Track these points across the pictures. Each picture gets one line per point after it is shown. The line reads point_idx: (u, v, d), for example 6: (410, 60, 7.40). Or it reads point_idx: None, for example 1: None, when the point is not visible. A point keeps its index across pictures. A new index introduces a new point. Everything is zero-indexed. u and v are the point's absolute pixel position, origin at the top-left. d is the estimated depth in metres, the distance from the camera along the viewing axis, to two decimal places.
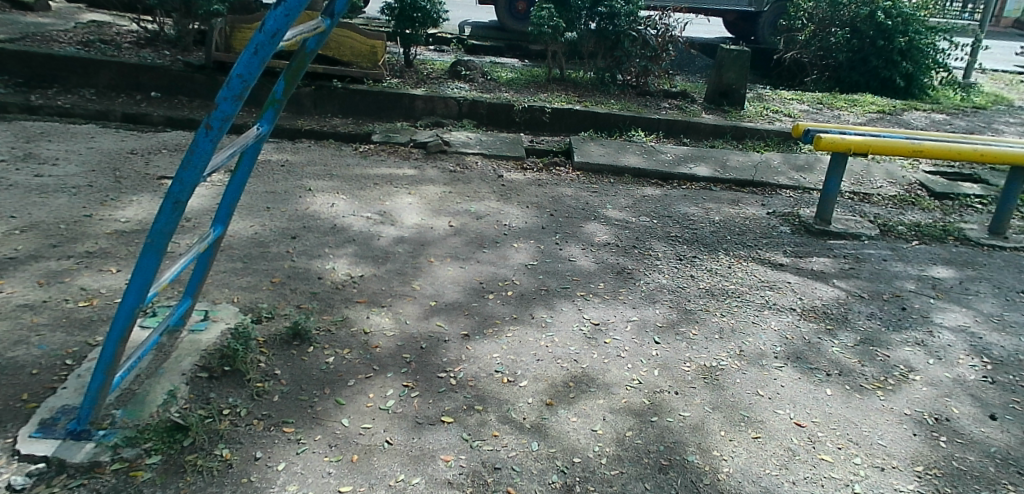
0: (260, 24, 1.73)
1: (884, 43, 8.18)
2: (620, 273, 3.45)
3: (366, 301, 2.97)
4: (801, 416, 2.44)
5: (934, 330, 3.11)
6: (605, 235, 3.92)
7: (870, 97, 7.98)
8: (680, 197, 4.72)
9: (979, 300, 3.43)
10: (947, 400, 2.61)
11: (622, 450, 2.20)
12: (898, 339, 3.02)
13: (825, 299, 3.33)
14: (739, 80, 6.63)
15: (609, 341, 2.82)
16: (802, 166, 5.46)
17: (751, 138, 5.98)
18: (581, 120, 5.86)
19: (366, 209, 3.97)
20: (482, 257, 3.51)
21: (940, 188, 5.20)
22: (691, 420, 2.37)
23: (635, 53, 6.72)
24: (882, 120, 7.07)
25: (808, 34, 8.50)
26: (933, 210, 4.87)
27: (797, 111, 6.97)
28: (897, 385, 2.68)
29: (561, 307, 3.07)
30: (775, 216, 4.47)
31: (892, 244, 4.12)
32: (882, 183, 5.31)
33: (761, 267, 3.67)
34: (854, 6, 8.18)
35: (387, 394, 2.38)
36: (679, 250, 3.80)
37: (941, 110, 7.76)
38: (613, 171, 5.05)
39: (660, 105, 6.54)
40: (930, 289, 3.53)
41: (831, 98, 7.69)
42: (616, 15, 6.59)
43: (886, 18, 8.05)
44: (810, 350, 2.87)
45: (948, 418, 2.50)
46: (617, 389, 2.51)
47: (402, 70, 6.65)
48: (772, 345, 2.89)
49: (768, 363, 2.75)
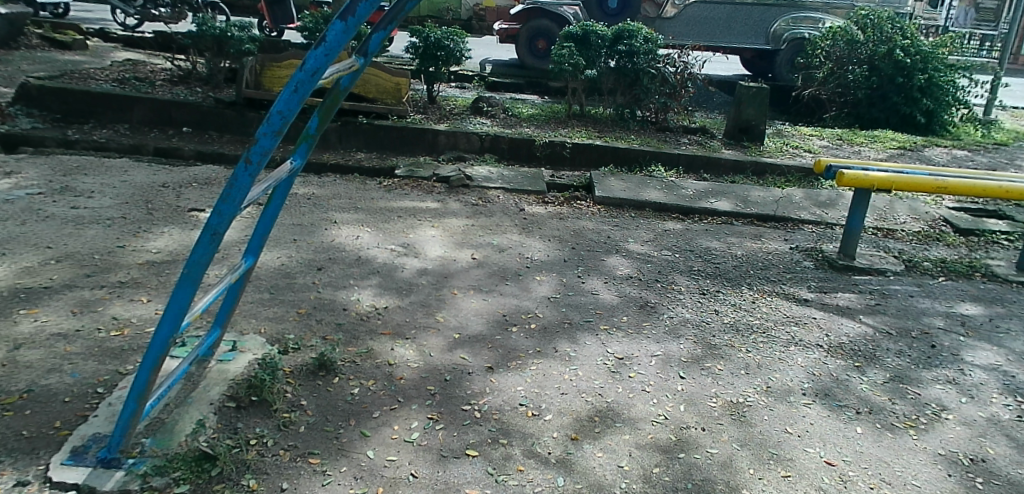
0: (301, 63, 1.79)
1: (903, 81, 8.23)
2: (643, 306, 3.44)
3: (390, 332, 2.98)
4: (832, 455, 2.40)
5: (964, 368, 3.06)
6: (627, 269, 3.92)
7: (890, 133, 7.98)
8: (702, 231, 4.71)
9: (1010, 338, 3.38)
10: (981, 440, 2.55)
11: (649, 487, 2.17)
12: (928, 377, 2.97)
13: (851, 336, 3.28)
14: (758, 116, 6.65)
15: (634, 375, 2.80)
16: (825, 202, 5.43)
17: (771, 174, 5.98)
18: (601, 155, 5.91)
19: (390, 241, 4.01)
20: (506, 289, 3.52)
21: (964, 224, 5.15)
22: (719, 457, 2.34)
23: (654, 90, 6.77)
24: (903, 156, 7.06)
25: (826, 71, 8.54)
26: (958, 246, 4.83)
27: (817, 147, 6.99)
28: (928, 424, 2.63)
29: (585, 341, 3.05)
30: (798, 250, 4.46)
31: (918, 280, 4.07)
32: (905, 219, 5.28)
33: (786, 302, 3.65)
34: (871, 45, 8.30)
35: (411, 426, 2.38)
36: (703, 284, 3.78)
37: (962, 147, 7.72)
38: (635, 205, 5.06)
39: (680, 140, 6.57)
40: (959, 326, 3.48)
41: (851, 134, 7.70)
42: (635, 53, 6.72)
43: (905, 56, 8.14)
44: (838, 387, 2.84)
45: (982, 459, 2.44)
46: (643, 425, 2.49)
47: (424, 106, 6.77)
48: (800, 381, 2.86)
49: (796, 400, 2.72)
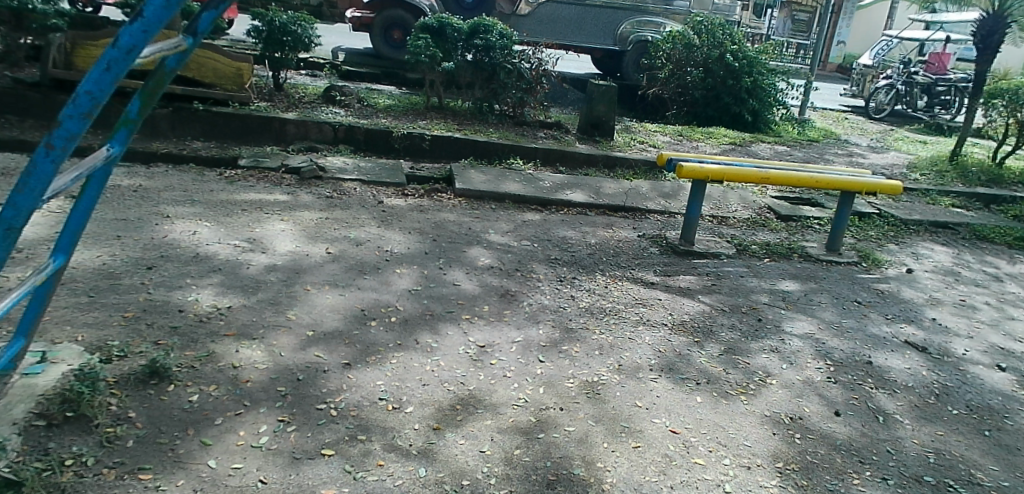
0: (113, 39, 1.61)
1: (733, 83, 9.03)
2: (504, 295, 3.52)
3: (235, 334, 2.84)
4: (676, 424, 2.60)
5: (785, 337, 3.42)
6: (488, 259, 3.99)
7: (723, 130, 8.71)
8: (559, 222, 4.90)
9: (822, 309, 3.83)
10: (799, 401, 2.88)
11: (511, 469, 2.25)
12: (756, 347, 3.30)
13: (692, 314, 3.57)
14: (607, 112, 6.99)
15: (495, 362, 2.87)
16: (669, 193, 5.83)
17: (621, 167, 6.32)
18: (458, 148, 5.95)
19: (234, 237, 3.81)
20: (363, 283, 3.46)
21: (785, 211, 5.74)
22: (576, 434, 2.46)
23: (511, 85, 6.92)
24: (735, 151, 7.72)
25: (667, 72, 9.23)
26: (780, 231, 5.37)
27: (661, 143, 7.47)
28: (757, 390, 2.91)
29: (446, 331, 3.08)
30: (645, 238, 4.76)
31: (747, 262, 4.49)
32: (737, 208, 5.79)
33: (635, 285, 3.89)
34: (705, 49, 9.00)
35: (260, 430, 2.29)
36: (560, 272, 3.94)
37: (783, 144, 8.58)
38: (494, 197, 5.16)
39: (536, 134, 6.77)
40: (781, 301, 3.88)
41: (690, 131, 8.31)
42: (491, 48, 6.84)
43: (733, 60, 8.94)
44: (681, 362, 3.07)
45: (800, 417, 2.75)
46: (505, 409, 2.56)
47: (271, 94, 6.46)
48: (647, 358, 3.06)
49: (645, 375, 2.91)
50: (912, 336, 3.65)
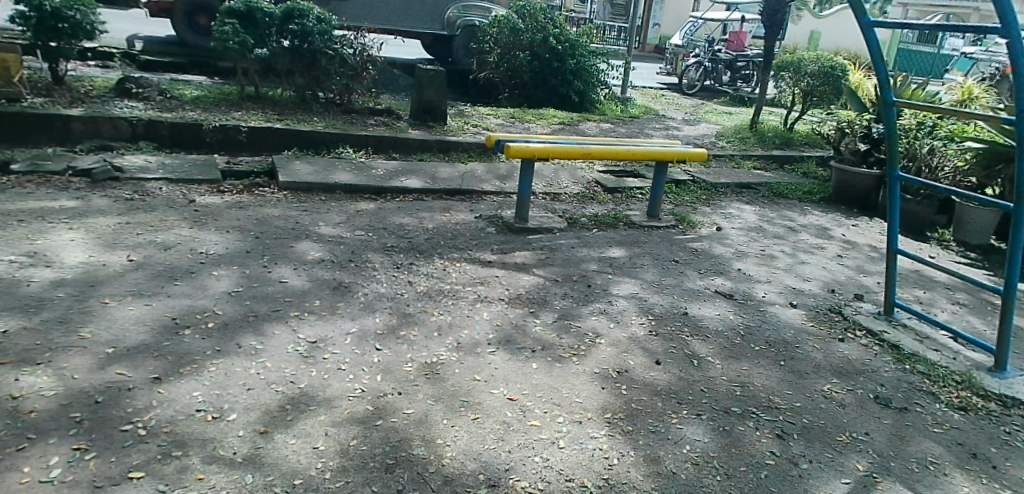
0: None
1: (559, 65, 9.35)
2: (336, 288, 3.41)
3: (13, 361, 2.53)
4: (513, 392, 2.67)
5: (612, 300, 3.63)
6: (318, 252, 3.85)
7: (552, 110, 9.02)
8: (395, 209, 4.83)
9: (644, 271, 4.10)
10: (626, 355, 3.07)
11: (347, 460, 2.19)
12: (587, 311, 3.47)
13: (527, 287, 3.67)
14: (437, 96, 6.98)
15: (328, 356, 2.79)
16: (503, 174, 5.94)
17: (455, 150, 6.34)
18: (279, 139, 5.68)
19: (11, 252, 3.38)
20: (174, 290, 3.21)
21: (611, 183, 6.06)
22: (414, 415, 2.45)
23: (334, 72, 6.71)
24: (564, 130, 8.03)
25: (496, 56, 9.38)
26: (607, 202, 5.67)
27: (493, 125, 7.60)
28: (588, 350, 3.07)
29: (273, 331, 2.94)
30: (482, 218, 4.83)
31: (578, 234, 4.70)
32: (567, 183, 6.02)
33: (472, 265, 3.93)
34: (529, 33, 9.23)
35: (50, 462, 2.06)
36: (395, 259, 3.89)
37: (607, 121, 9.03)
38: (323, 188, 4.98)
39: (366, 122, 6.61)
40: (609, 266, 4.11)
41: (521, 113, 8.51)
42: (309, 34, 6.56)
43: (557, 43, 9.29)
44: (517, 333, 3.15)
45: (627, 370, 2.94)
46: (339, 402, 2.49)
47: (49, 89, 5.77)
48: (485, 333, 3.11)
49: (482, 350, 2.96)
50: (721, 287, 4.02)
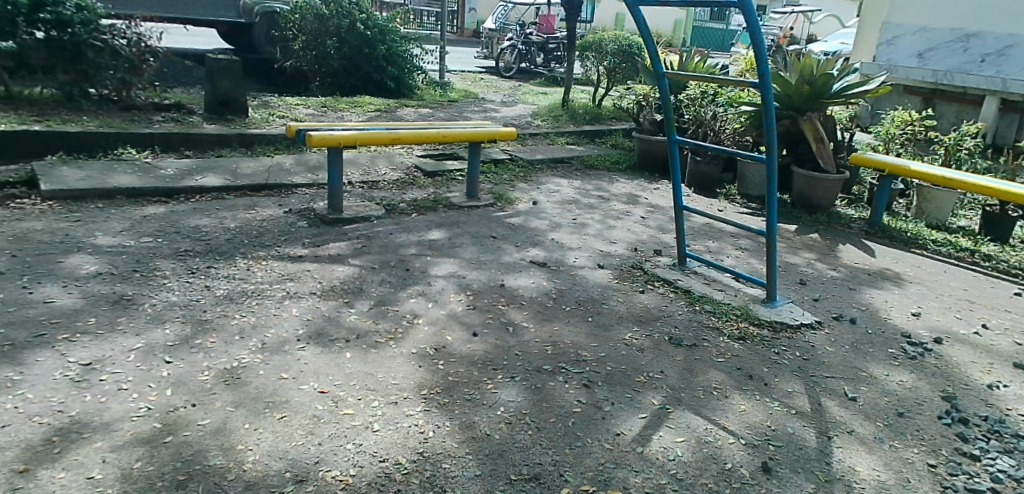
0: None
1: (370, 51, 9.13)
2: (117, 302, 3.09)
3: None
4: (324, 384, 2.58)
5: (430, 281, 3.63)
6: (95, 266, 3.46)
7: (367, 97, 8.81)
8: (189, 211, 4.47)
9: (462, 250, 4.14)
10: (443, 332, 3.08)
11: (131, 484, 2.00)
12: (405, 294, 3.44)
13: (341, 278, 3.56)
14: (234, 87, 6.53)
15: (106, 377, 2.52)
16: (314, 165, 5.69)
17: (259, 144, 5.99)
18: (38, 143, 5.03)
19: None
20: None
21: (430, 167, 6.03)
22: (212, 425, 2.29)
23: (106, 65, 6.05)
24: (380, 117, 7.88)
25: (302, 44, 9.03)
26: (427, 186, 5.64)
27: (302, 115, 7.26)
28: (405, 332, 3.04)
29: (36, 358, 2.60)
30: (292, 213, 4.61)
31: (396, 220, 4.63)
32: (385, 171, 5.91)
33: (281, 262, 3.74)
34: (335, 19, 8.94)
35: None
36: (190, 264, 3.59)
37: (425, 105, 8.97)
38: (100, 194, 4.48)
39: (152, 118, 6.04)
40: (427, 249, 4.10)
41: (333, 101, 8.21)
42: (67, 23, 5.83)
43: (365, 29, 9.07)
44: (330, 325, 3.05)
45: (444, 346, 2.96)
46: (121, 424, 2.26)
47: None
48: (294, 329, 2.98)
49: (291, 348, 2.83)
50: (535, 257, 4.16)
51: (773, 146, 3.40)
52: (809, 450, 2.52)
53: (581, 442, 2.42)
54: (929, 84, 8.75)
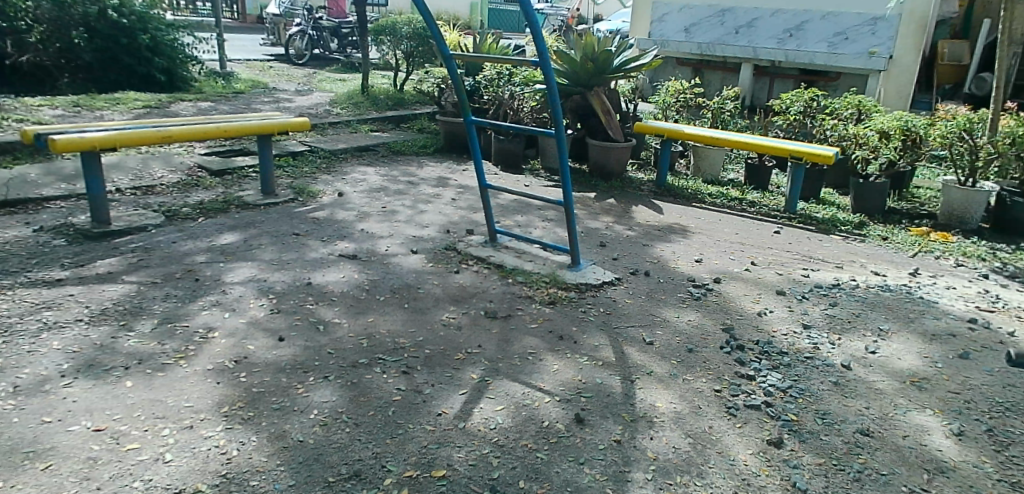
0: None
1: (128, 41, 8.21)
2: None
3: None
4: (101, 420, 2.27)
5: (226, 288, 3.33)
6: None
7: (132, 94, 7.92)
8: None
9: (261, 251, 3.86)
10: (243, 342, 2.84)
11: None
12: (196, 307, 3.12)
13: (115, 299, 3.15)
14: None
15: None
16: (70, 174, 4.99)
17: None
18: None
19: None
20: None
21: (217, 166, 5.55)
22: None
23: None
24: (150, 114, 7.10)
25: (40, 35, 7.83)
26: (215, 187, 5.19)
27: (50, 118, 6.33)
28: (197, 348, 2.76)
29: None
30: (45, 231, 4.00)
31: (179, 227, 4.21)
32: (162, 173, 5.34)
33: (35, 289, 3.22)
34: (80, 6, 7.96)
35: None
36: None
37: (205, 99, 8.23)
38: None
39: None
40: (220, 255, 3.76)
41: (89, 100, 7.26)
42: None
43: (119, 16, 8.15)
44: (103, 353, 2.68)
45: (245, 357, 2.72)
46: None
47: None
48: (57, 365, 2.58)
49: (54, 386, 2.44)
50: (343, 250, 3.99)
51: (560, 120, 3.51)
52: (616, 396, 2.73)
53: (402, 429, 2.38)
54: (695, 56, 9.72)
